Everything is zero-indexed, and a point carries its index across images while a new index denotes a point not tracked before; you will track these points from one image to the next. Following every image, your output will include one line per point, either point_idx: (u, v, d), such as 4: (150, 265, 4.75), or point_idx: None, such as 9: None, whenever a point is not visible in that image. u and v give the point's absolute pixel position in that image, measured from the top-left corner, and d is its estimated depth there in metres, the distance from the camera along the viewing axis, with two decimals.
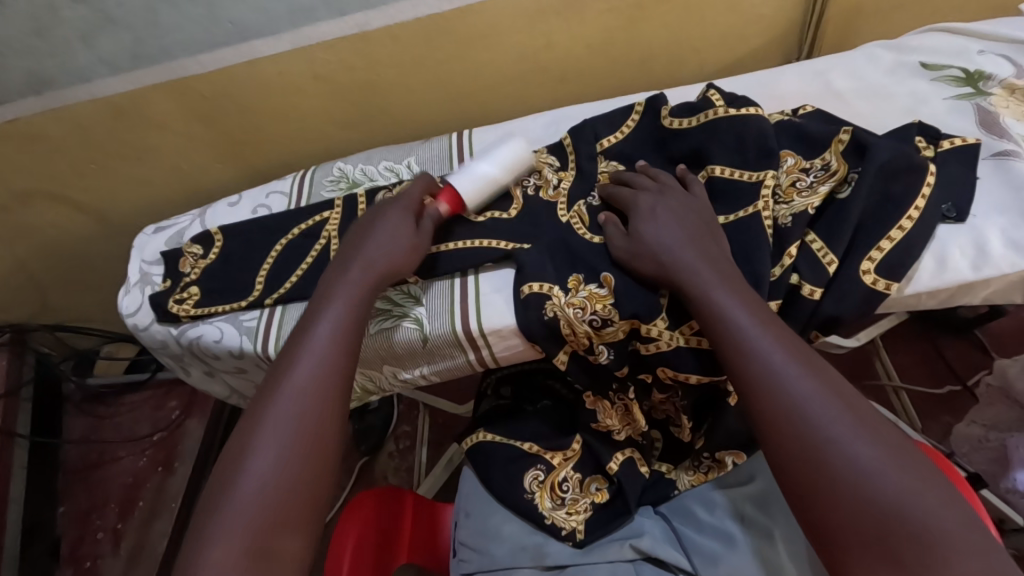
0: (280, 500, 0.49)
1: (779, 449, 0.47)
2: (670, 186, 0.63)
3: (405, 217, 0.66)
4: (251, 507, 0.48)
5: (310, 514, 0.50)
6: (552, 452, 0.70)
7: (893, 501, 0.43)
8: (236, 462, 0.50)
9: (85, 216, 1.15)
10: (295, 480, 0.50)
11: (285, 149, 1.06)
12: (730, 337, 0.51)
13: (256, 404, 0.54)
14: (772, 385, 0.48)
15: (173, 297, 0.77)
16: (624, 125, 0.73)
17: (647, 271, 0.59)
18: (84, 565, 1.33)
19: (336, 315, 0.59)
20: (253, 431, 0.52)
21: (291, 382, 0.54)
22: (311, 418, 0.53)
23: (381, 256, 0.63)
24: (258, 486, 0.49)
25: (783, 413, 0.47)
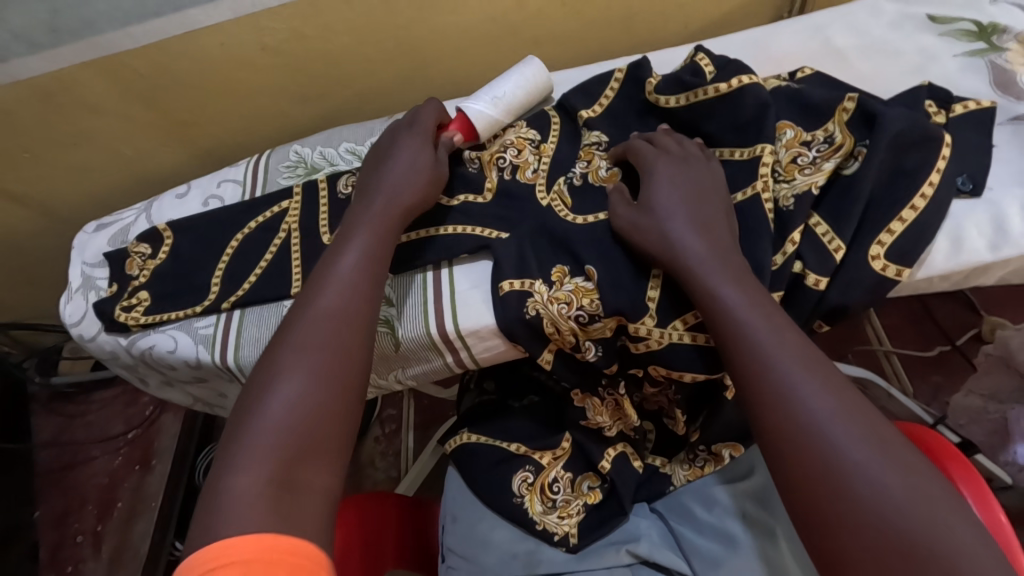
0: (306, 421, 0.45)
1: (791, 472, 0.43)
2: (691, 155, 0.57)
3: (422, 145, 0.62)
4: (286, 425, 0.44)
5: (336, 439, 0.45)
6: (541, 452, 0.66)
7: (920, 536, 0.39)
8: (264, 386, 0.46)
9: (25, 209, 1.06)
10: (324, 405, 0.46)
11: (237, 128, 0.97)
12: (741, 341, 0.47)
13: (281, 334, 0.50)
14: (785, 402, 0.44)
15: (121, 303, 0.70)
16: (603, 96, 0.67)
17: (652, 251, 0.53)
18: (66, 569, 1.28)
19: (361, 245, 0.56)
20: (274, 368, 0.47)
21: (315, 313, 0.51)
22: (339, 348, 0.49)
23: (408, 177, 0.60)
24: (280, 416, 0.44)
25: (799, 434, 0.43)
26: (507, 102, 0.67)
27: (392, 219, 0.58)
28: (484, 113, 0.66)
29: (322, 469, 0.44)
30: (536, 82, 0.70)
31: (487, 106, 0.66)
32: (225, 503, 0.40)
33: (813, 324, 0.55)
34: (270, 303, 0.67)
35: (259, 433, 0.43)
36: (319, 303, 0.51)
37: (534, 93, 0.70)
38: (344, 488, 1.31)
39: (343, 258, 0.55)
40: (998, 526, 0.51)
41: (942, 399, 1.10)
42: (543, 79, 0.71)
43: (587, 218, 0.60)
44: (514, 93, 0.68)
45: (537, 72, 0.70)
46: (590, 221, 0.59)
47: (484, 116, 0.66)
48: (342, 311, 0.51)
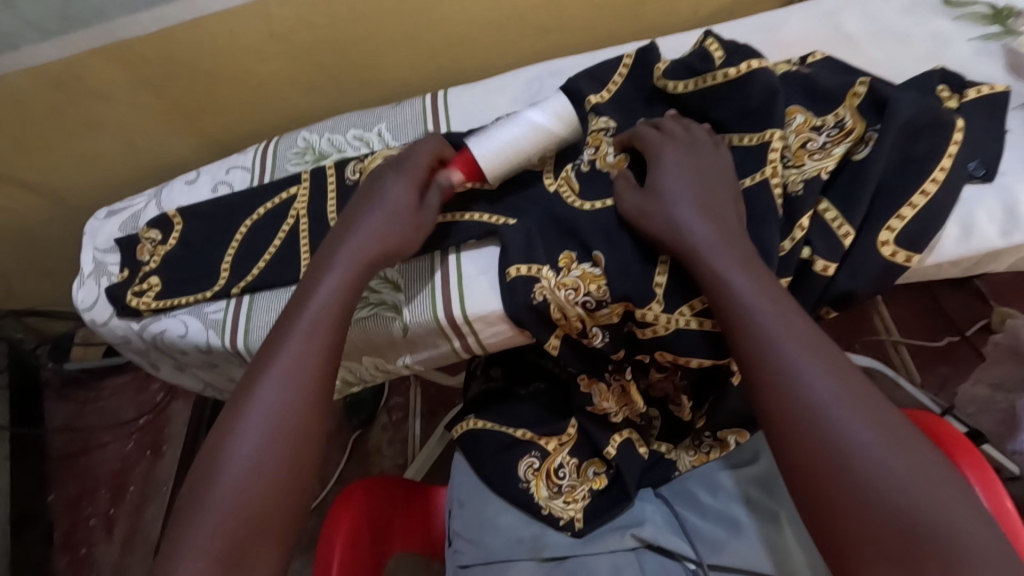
0: (255, 499, 0.45)
1: (793, 452, 0.43)
2: (700, 141, 0.57)
3: (409, 189, 0.59)
4: (236, 504, 0.45)
5: (286, 513, 0.46)
6: (547, 438, 0.67)
7: (921, 516, 0.39)
8: (218, 459, 0.46)
9: (37, 196, 1.07)
10: (273, 483, 0.46)
11: (245, 116, 0.97)
12: (747, 324, 0.47)
13: (242, 390, 0.50)
14: (790, 383, 0.44)
15: (132, 289, 0.71)
16: (611, 82, 0.66)
17: (660, 237, 0.53)
18: (79, 552, 1.31)
19: (330, 292, 0.54)
20: (224, 444, 0.47)
21: (270, 381, 0.49)
22: (289, 427, 0.48)
23: (384, 224, 0.58)
24: (230, 497, 0.45)
25: (803, 415, 0.43)
26: (521, 146, 0.61)
27: (358, 272, 0.56)
28: (492, 156, 0.61)
29: (267, 553, 0.45)
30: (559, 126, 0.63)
31: (494, 148, 0.61)
32: None
33: (821, 310, 0.55)
34: (280, 288, 0.68)
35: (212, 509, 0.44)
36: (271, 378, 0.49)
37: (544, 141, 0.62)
38: (351, 475, 1.32)
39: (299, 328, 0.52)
40: (1004, 514, 0.50)
41: (950, 389, 1.10)
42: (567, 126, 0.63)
43: (595, 203, 0.60)
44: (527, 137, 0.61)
45: (557, 115, 0.63)
46: (597, 207, 0.59)
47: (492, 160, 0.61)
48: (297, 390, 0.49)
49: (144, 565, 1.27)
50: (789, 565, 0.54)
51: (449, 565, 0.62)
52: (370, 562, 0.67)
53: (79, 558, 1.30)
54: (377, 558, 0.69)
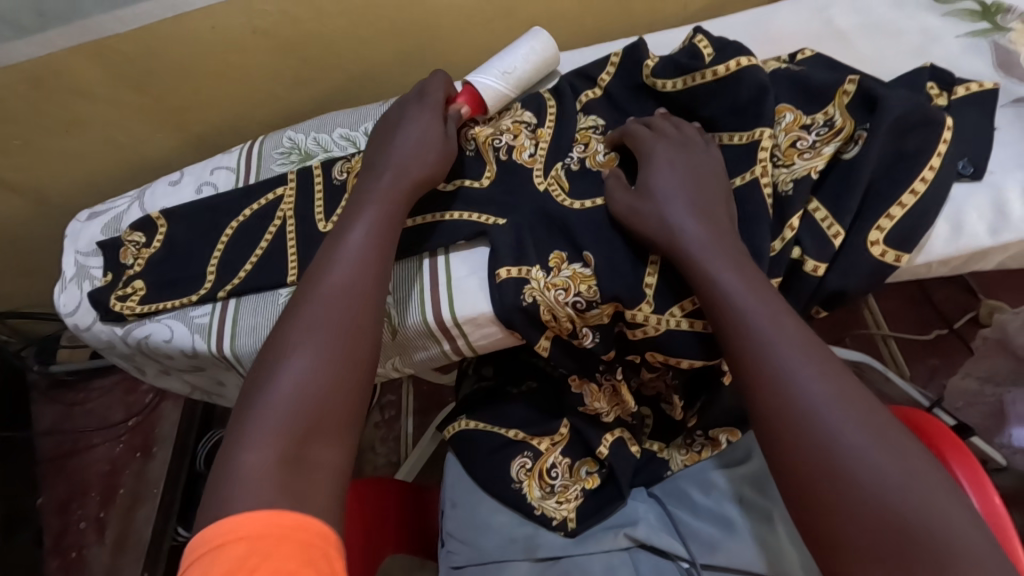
0: (314, 391, 0.45)
1: (788, 457, 0.43)
2: (691, 140, 0.56)
3: (434, 120, 0.62)
4: (299, 394, 0.45)
5: (347, 407, 0.46)
6: (540, 438, 0.67)
7: (915, 519, 0.39)
8: (275, 360, 0.47)
9: (19, 196, 1.05)
10: (333, 376, 0.46)
11: (229, 113, 0.96)
12: (739, 328, 0.47)
13: (294, 302, 0.51)
14: (783, 388, 0.44)
15: (116, 293, 0.70)
16: (601, 78, 0.66)
17: (651, 237, 0.53)
18: (70, 555, 1.29)
19: (372, 215, 0.56)
20: (282, 350, 0.47)
21: (324, 290, 0.50)
22: (342, 333, 0.49)
23: (419, 137, 0.61)
24: (290, 392, 0.45)
25: (796, 419, 0.43)
26: (516, 77, 0.69)
27: (397, 198, 0.57)
28: (493, 88, 0.67)
29: (330, 447, 0.44)
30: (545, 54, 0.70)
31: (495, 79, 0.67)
32: (238, 477, 0.41)
33: (811, 310, 0.55)
34: (267, 291, 0.67)
35: (272, 404, 0.44)
36: (323, 287, 0.51)
37: (541, 65, 0.71)
38: (344, 474, 1.32)
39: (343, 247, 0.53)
40: (994, 510, 0.50)
41: (938, 382, 1.11)
42: (550, 51, 0.71)
43: (585, 202, 0.59)
44: (523, 68, 0.69)
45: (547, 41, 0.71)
46: (587, 206, 0.59)
47: (494, 89, 0.67)
48: (350, 294, 0.51)
49: (136, 567, 1.26)
50: (782, 562, 0.55)
51: (443, 567, 0.63)
52: (364, 565, 0.67)
53: (69, 561, 1.29)
54: (370, 561, 0.68)
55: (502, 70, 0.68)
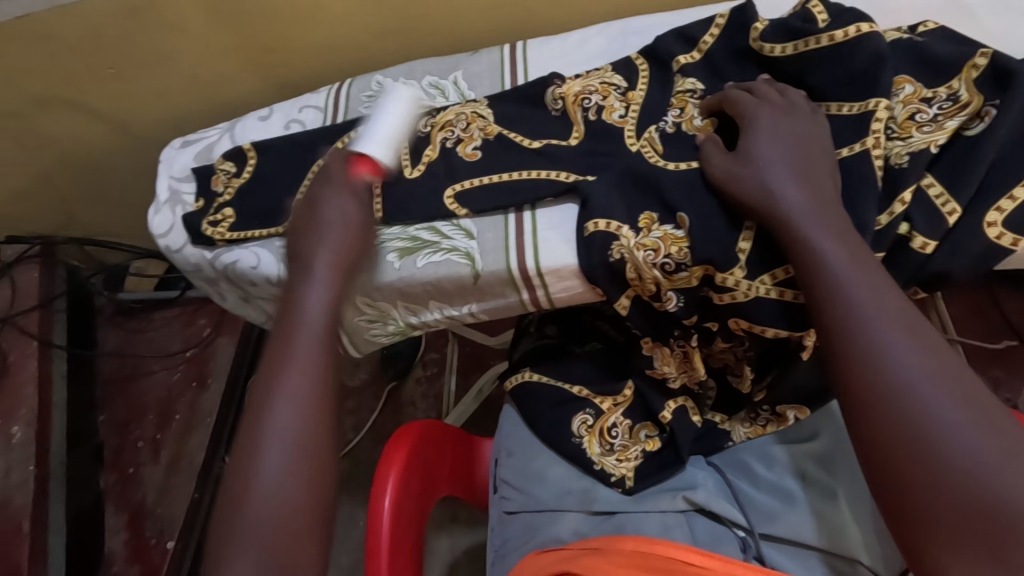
0: (294, 477, 0.45)
1: (872, 431, 0.43)
2: (797, 106, 0.55)
3: (346, 195, 0.59)
4: (282, 484, 0.45)
5: (325, 479, 0.46)
6: (602, 397, 0.67)
7: (1009, 498, 0.38)
8: (251, 448, 0.46)
9: (106, 125, 1.10)
10: (306, 451, 0.46)
11: (312, 58, 0.97)
12: (829, 301, 0.46)
13: (265, 369, 0.49)
14: (875, 359, 0.43)
15: (208, 218, 0.73)
16: (703, 40, 0.64)
17: (744, 201, 0.52)
18: (127, 471, 1.37)
19: (326, 260, 0.54)
20: (255, 439, 0.46)
21: (295, 366, 0.48)
22: (310, 399, 0.47)
23: (340, 234, 0.57)
24: (271, 493, 0.44)
25: (886, 393, 0.43)
26: (393, 137, 0.64)
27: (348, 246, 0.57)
28: (384, 147, 0.63)
29: (311, 547, 0.44)
30: (405, 104, 0.67)
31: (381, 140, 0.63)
32: None
33: (909, 290, 0.54)
34: None
35: (257, 502, 0.44)
36: (265, 444, 0.46)
37: (409, 118, 0.66)
38: (384, 422, 1.37)
39: (274, 391, 0.47)
40: None
41: (1004, 393, 1.07)
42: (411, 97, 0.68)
43: (679, 164, 0.59)
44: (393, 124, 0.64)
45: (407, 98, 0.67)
46: (681, 168, 0.58)
47: (385, 154, 0.63)
48: (296, 445, 0.46)
49: (186, 488, 1.33)
50: (843, 540, 0.55)
51: (498, 510, 0.68)
52: (419, 501, 0.69)
53: (127, 476, 1.37)
54: (423, 496, 0.71)
55: (385, 127, 0.64)
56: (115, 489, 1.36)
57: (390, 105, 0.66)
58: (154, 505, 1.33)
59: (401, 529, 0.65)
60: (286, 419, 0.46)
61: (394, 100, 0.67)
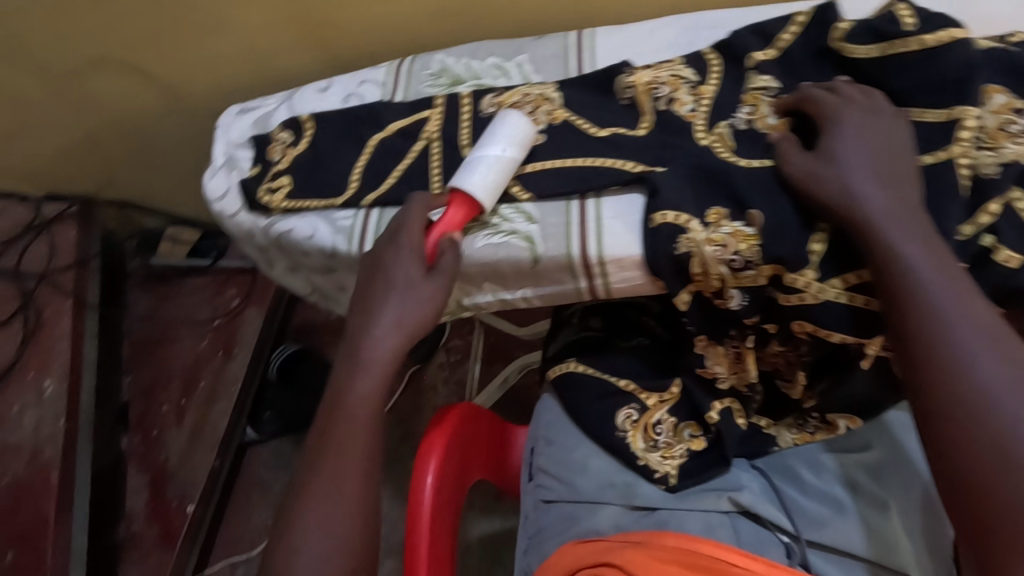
0: (336, 561, 0.49)
1: (948, 440, 0.43)
2: (882, 108, 0.54)
3: (414, 263, 0.58)
4: (323, 567, 0.49)
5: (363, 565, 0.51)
6: (648, 393, 0.66)
7: None
8: (299, 520, 0.50)
9: (157, 90, 1.10)
10: (349, 540, 0.50)
11: (371, 33, 0.96)
12: (910, 307, 0.46)
13: (318, 447, 0.53)
14: (957, 369, 0.43)
15: (264, 186, 0.73)
16: (780, 38, 0.63)
17: (824, 202, 0.51)
18: (151, 433, 1.38)
19: (385, 335, 0.56)
20: (303, 513, 0.51)
21: (342, 456, 0.52)
22: (356, 490, 0.52)
23: (410, 311, 0.57)
24: (313, 574, 0.49)
25: (966, 406, 0.43)
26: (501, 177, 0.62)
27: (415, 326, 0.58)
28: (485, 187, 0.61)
29: None
30: (523, 132, 0.63)
31: (479, 179, 0.61)
32: None
33: None
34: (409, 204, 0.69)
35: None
36: (311, 522, 0.50)
37: (523, 143, 0.63)
38: (405, 404, 1.37)
39: (323, 477, 0.52)
40: None
41: None
42: (527, 126, 0.64)
43: (751, 162, 0.58)
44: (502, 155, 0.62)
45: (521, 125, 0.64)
46: (754, 165, 0.57)
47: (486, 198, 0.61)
48: (340, 532, 0.50)
49: (207, 455, 1.34)
50: (894, 552, 0.56)
51: (535, 497, 0.68)
52: (457, 482, 0.70)
53: (150, 438, 1.38)
54: (461, 477, 0.71)
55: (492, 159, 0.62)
56: (138, 450, 1.37)
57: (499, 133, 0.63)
58: (176, 469, 1.34)
59: (440, 509, 0.65)
60: (332, 505, 0.51)
61: (509, 120, 0.64)
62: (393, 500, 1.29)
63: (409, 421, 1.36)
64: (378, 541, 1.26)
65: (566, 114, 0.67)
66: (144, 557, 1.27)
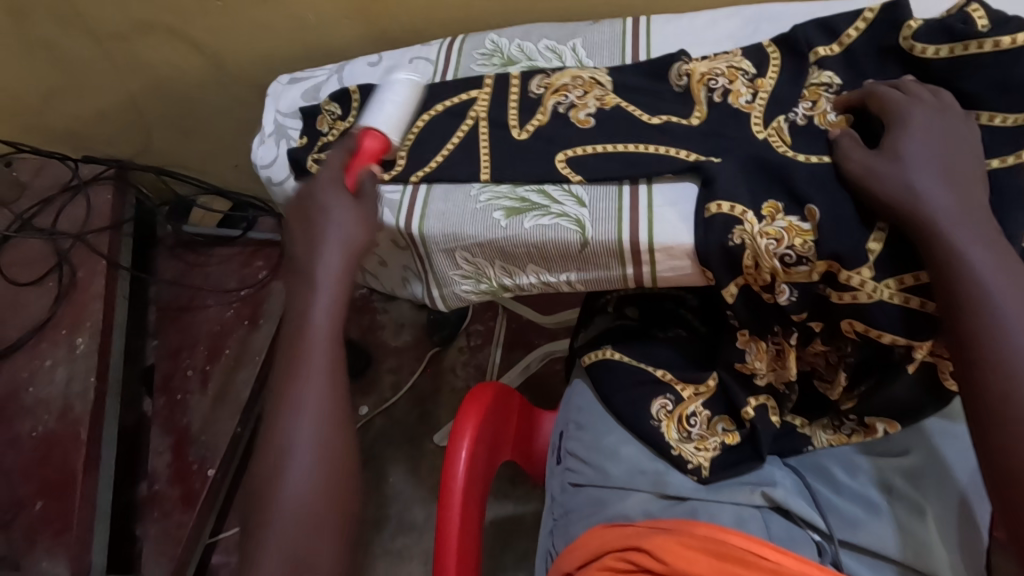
0: (319, 476, 0.49)
1: (1010, 448, 0.43)
2: (949, 106, 0.53)
3: (340, 199, 0.61)
4: (306, 485, 0.48)
5: (342, 485, 0.50)
6: (684, 384, 0.66)
7: None
8: (274, 450, 0.50)
9: (201, 57, 1.11)
10: (323, 455, 0.49)
11: (419, 10, 0.95)
12: (974, 312, 0.45)
13: (283, 375, 0.52)
14: (1018, 373, 0.43)
15: (313, 155, 0.74)
16: (846, 34, 0.62)
17: (881, 198, 0.51)
18: (175, 396, 1.39)
19: (332, 260, 0.58)
20: (280, 442, 0.50)
21: (308, 377, 0.51)
22: (326, 403, 0.51)
23: (346, 233, 0.59)
24: (295, 493, 0.48)
25: (1023, 409, 0.43)
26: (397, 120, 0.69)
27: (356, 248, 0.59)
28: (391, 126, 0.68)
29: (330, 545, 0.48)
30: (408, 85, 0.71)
31: (383, 120, 0.68)
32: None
33: None
34: (459, 182, 0.68)
35: (286, 501, 0.48)
36: (289, 449, 0.49)
37: (411, 94, 0.71)
38: (424, 385, 1.37)
39: (293, 400, 0.51)
40: None
41: None
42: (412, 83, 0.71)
43: (810, 157, 0.57)
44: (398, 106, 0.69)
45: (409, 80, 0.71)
46: (813, 160, 0.57)
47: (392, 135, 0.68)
48: (312, 449, 0.49)
49: (229, 422, 1.35)
50: (929, 556, 0.56)
51: (563, 481, 0.68)
52: (486, 460, 0.71)
53: (174, 402, 1.39)
54: (490, 456, 0.72)
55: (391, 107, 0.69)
56: (162, 412, 1.38)
57: (393, 84, 0.71)
58: (197, 433, 1.35)
59: (471, 485, 0.66)
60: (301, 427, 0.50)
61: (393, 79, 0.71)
62: (409, 478, 1.29)
63: (428, 401, 1.36)
64: (391, 518, 1.26)
65: (623, 102, 0.67)
66: (163, 517, 1.28)
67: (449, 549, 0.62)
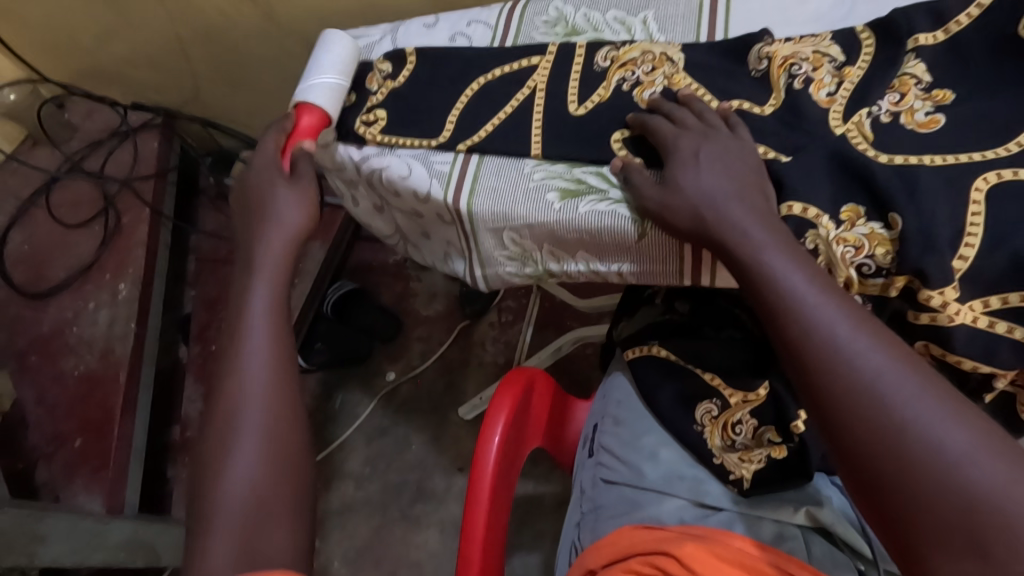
0: (266, 472, 0.46)
1: (887, 482, 0.38)
2: (713, 127, 0.57)
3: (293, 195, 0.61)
4: (251, 479, 0.45)
5: (292, 479, 0.47)
6: (733, 390, 0.62)
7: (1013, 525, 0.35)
8: (218, 445, 0.47)
9: (254, 8, 1.08)
10: (269, 449, 0.47)
11: None
12: (804, 340, 0.43)
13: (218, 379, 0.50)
14: (856, 384, 0.41)
15: (360, 118, 0.71)
16: (954, 21, 0.56)
17: (685, 229, 0.54)
18: (210, 347, 1.42)
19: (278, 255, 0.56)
20: (226, 445, 0.46)
21: (248, 372, 0.49)
22: (270, 395, 0.49)
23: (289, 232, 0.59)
24: (238, 489, 0.44)
25: (878, 426, 0.39)
26: (340, 74, 0.71)
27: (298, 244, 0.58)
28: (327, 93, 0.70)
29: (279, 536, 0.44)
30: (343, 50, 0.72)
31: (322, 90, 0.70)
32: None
33: None
34: (512, 157, 0.65)
35: (227, 496, 0.44)
36: (236, 449, 0.46)
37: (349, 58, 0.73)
38: (453, 357, 1.36)
39: (237, 400, 0.48)
40: None
41: None
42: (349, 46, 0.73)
43: (894, 158, 0.52)
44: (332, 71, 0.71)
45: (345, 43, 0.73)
46: (899, 162, 0.52)
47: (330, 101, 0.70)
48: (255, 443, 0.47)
49: None
50: None
51: (596, 477, 0.67)
52: (516, 447, 0.69)
53: (209, 352, 1.41)
54: (521, 443, 0.70)
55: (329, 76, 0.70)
56: (196, 361, 1.40)
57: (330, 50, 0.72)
58: None
59: (501, 470, 0.65)
60: (246, 426, 0.47)
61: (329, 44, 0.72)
62: (430, 447, 1.30)
63: (455, 373, 1.35)
64: (411, 486, 1.27)
65: (695, 88, 0.62)
66: None
67: (474, 530, 0.61)
